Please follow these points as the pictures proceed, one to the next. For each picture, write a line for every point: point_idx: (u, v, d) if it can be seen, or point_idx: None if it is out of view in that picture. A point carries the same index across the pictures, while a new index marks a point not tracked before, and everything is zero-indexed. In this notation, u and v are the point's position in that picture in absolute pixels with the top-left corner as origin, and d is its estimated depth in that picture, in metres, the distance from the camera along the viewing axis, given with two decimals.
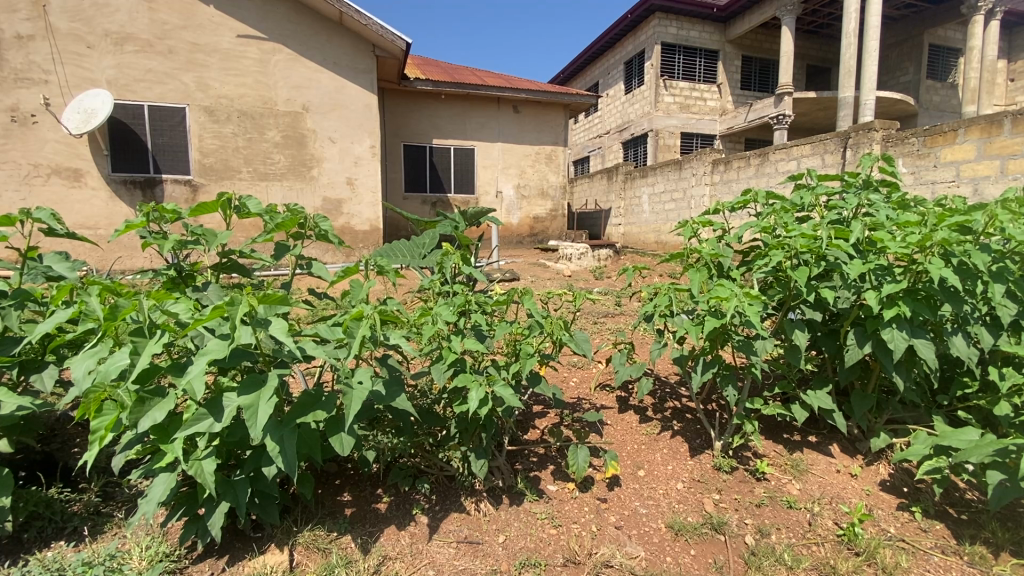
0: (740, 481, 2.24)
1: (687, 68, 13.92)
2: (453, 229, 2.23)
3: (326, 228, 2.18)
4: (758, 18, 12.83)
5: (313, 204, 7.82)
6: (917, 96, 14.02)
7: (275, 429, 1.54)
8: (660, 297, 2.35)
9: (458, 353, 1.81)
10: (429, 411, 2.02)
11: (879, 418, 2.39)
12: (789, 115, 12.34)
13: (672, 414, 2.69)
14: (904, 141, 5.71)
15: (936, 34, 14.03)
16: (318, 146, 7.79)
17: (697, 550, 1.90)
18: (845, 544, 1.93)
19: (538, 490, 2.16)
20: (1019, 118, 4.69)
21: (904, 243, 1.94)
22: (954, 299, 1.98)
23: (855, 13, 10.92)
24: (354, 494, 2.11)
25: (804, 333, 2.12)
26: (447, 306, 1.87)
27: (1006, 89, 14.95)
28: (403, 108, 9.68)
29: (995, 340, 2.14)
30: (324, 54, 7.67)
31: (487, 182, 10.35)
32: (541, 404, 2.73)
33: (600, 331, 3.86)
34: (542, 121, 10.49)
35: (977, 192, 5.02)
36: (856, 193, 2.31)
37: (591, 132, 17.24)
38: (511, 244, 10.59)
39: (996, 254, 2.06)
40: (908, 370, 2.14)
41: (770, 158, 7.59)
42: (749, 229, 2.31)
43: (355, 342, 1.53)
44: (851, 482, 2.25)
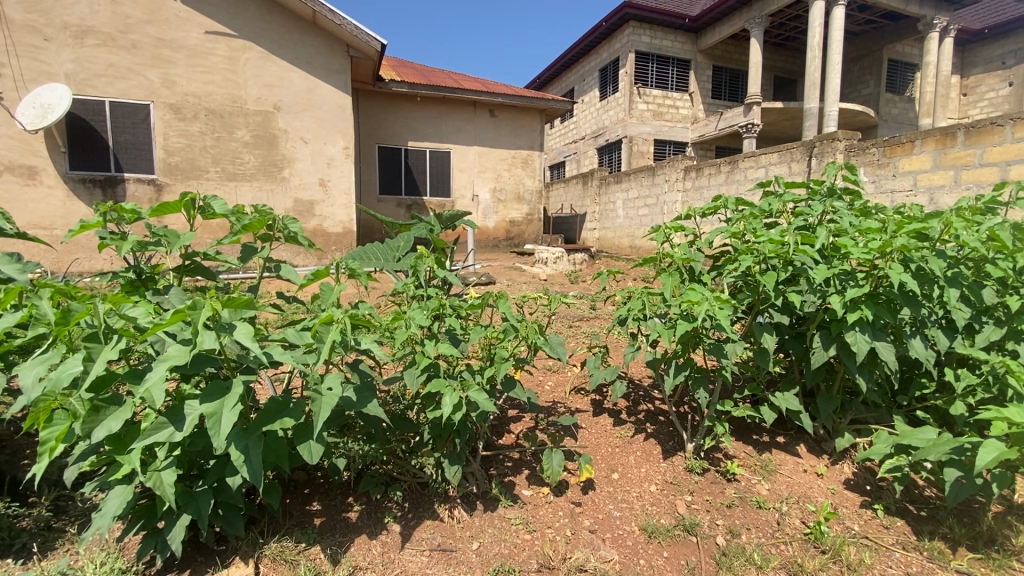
0: (711, 482, 2.27)
1: (660, 77, 14.18)
2: (428, 232, 2.21)
3: (295, 230, 2.12)
4: (729, 29, 13.23)
5: (283, 204, 7.65)
6: (877, 108, 14.63)
7: (240, 437, 1.49)
8: (633, 300, 2.38)
9: (431, 358, 1.76)
10: (402, 417, 1.98)
11: (843, 419, 2.45)
12: (757, 123, 12.69)
13: (645, 416, 2.72)
14: (865, 151, 5.93)
15: (894, 49, 14.69)
16: (290, 146, 7.62)
17: (669, 552, 1.92)
18: (811, 542, 1.97)
19: (513, 495, 2.14)
20: (971, 130, 4.91)
21: (866, 248, 2.01)
22: (912, 303, 2.06)
23: (820, 27, 11.33)
24: (323, 503, 2.06)
25: (772, 336, 2.18)
26: (420, 310, 1.84)
27: (959, 103, 15.75)
28: (378, 110, 9.58)
29: (950, 342, 2.24)
30: (296, 53, 7.53)
31: (463, 185, 10.31)
32: (516, 408, 2.72)
33: (575, 335, 3.88)
34: (518, 125, 10.53)
35: (933, 201, 5.24)
36: (821, 201, 2.37)
37: (567, 138, 17.39)
38: (487, 247, 10.57)
39: (951, 261, 2.15)
40: (871, 372, 2.22)
41: (739, 165, 7.76)
42: (719, 234, 2.35)
43: (324, 347, 1.49)
44: (817, 481, 2.31)
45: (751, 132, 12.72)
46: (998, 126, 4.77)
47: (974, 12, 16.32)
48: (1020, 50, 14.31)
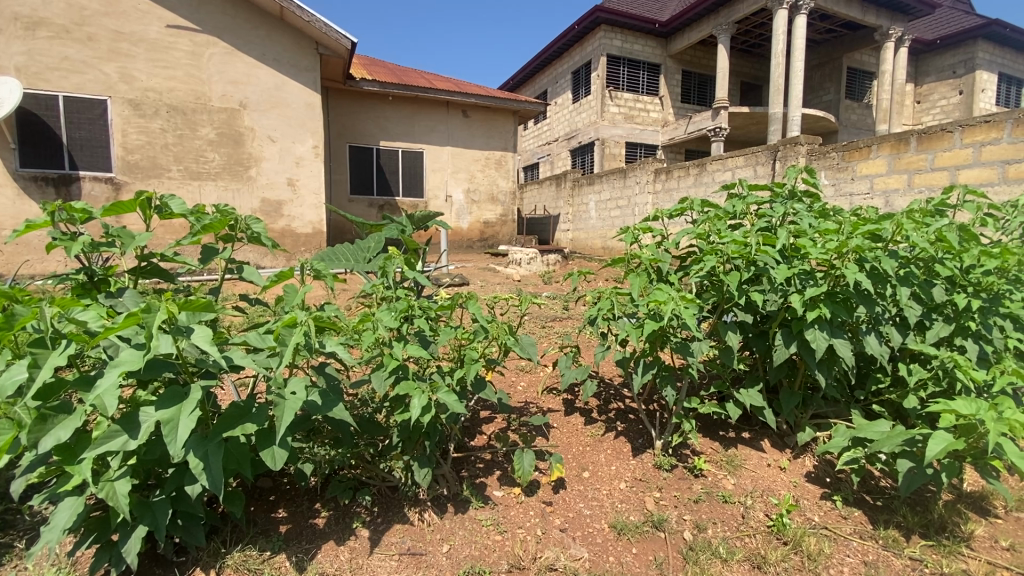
0: (679, 478, 2.31)
1: (631, 80, 14.41)
2: (399, 233, 2.20)
3: (259, 231, 2.06)
4: (698, 35, 13.54)
5: (250, 204, 7.44)
6: (838, 114, 15.19)
7: (199, 444, 1.44)
8: (603, 300, 2.42)
9: (399, 360, 1.74)
10: (370, 420, 1.95)
11: (805, 413, 2.53)
12: (725, 127, 13.03)
13: (616, 415, 2.75)
14: (825, 155, 6.14)
15: (853, 58, 15.29)
16: (257, 145, 7.43)
17: (638, 549, 1.94)
18: (774, 534, 2.03)
19: (484, 497, 2.14)
20: (923, 137, 5.14)
21: (823, 248, 2.09)
22: (867, 301, 2.14)
23: (783, 35, 11.70)
24: (289, 510, 2.01)
25: (735, 334, 2.24)
26: (388, 311, 1.81)
27: (913, 111, 16.48)
28: (349, 109, 9.43)
29: (903, 338, 2.35)
30: (262, 49, 7.36)
31: (436, 186, 10.24)
32: (488, 409, 2.72)
33: (548, 335, 3.90)
34: (491, 125, 10.52)
35: (888, 204, 5.47)
36: (782, 203, 2.44)
37: (540, 139, 17.48)
38: (461, 248, 10.51)
39: (903, 261, 2.25)
40: (830, 369, 2.30)
41: (707, 168, 7.93)
42: (685, 235, 2.40)
43: (288, 351, 1.46)
44: (780, 475, 2.37)
45: (719, 136, 13.05)
46: (947, 132, 4.99)
47: (927, 24, 17.13)
48: (969, 60, 15.09)
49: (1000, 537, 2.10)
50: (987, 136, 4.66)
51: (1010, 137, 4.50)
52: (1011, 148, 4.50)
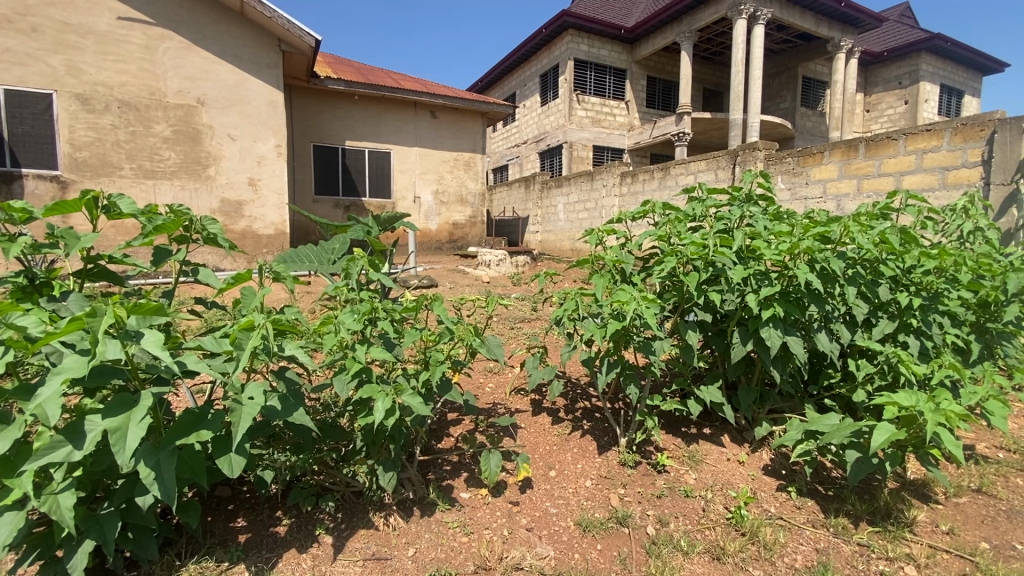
0: (643, 474, 2.37)
1: (598, 84, 14.64)
2: (365, 234, 2.20)
3: (215, 232, 1.99)
4: (662, 41, 13.87)
5: (209, 205, 7.19)
6: (794, 121, 15.82)
7: (150, 454, 1.39)
8: (568, 301, 2.45)
9: (362, 363, 1.71)
10: (333, 425, 1.92)
11: (762, 409, 2.62)
12: (688, 132, 13.37)
13: (582, 413, 2.79)
14: (782, 161, 6.39)
15: (807, 67, 15.95)
16: (216, 143, 7.18)
17: (603, 545, 1.98)
18: (733, 526, 2.10)
19: (451, 499, 2.13)
20: (870, 144, 5.41)
21: (777, 250, 2.18)
22: (818, 301, 2.24)
23: (743, 44, 12.11)
24: (249, 518, 1.96)
25: (695, 333, 2.31)
26: (351, 314, 1.78)
27: (863, 119, 17.32)
28: (313, 108, 9.24)
29: (852, 335, 2.46)
30: (222, 45, 7.14)
31: (404, 187, 10.14)
32: (455, 411, 2.71)
33: (516, 336, 3.92)
34: (459, 127, 10.49)
35: (839, 208, 5.74)
36: (740, 206, 2.53)
37: (509, 141, 17.53)
38: (430, 250, 10.41)
39: (850, 262, 2.37)
40: (784, 365, 2.40)
41: (671, 172, 8.13)
42: (647, 237, 2.47)
43: (244, 355, 1.42)
44: (739, 468, 2.46)
45: (683, 140, 13.39)
46: (892, 140, 5.27)
47: (875, 37, 18.06)
48: (913, 72, 15.97)
49: (940, 521, 2.23)
50: (929, 144, 4.92)
51: (949, 145, 4.77)
52: (950, 156, 4.77)
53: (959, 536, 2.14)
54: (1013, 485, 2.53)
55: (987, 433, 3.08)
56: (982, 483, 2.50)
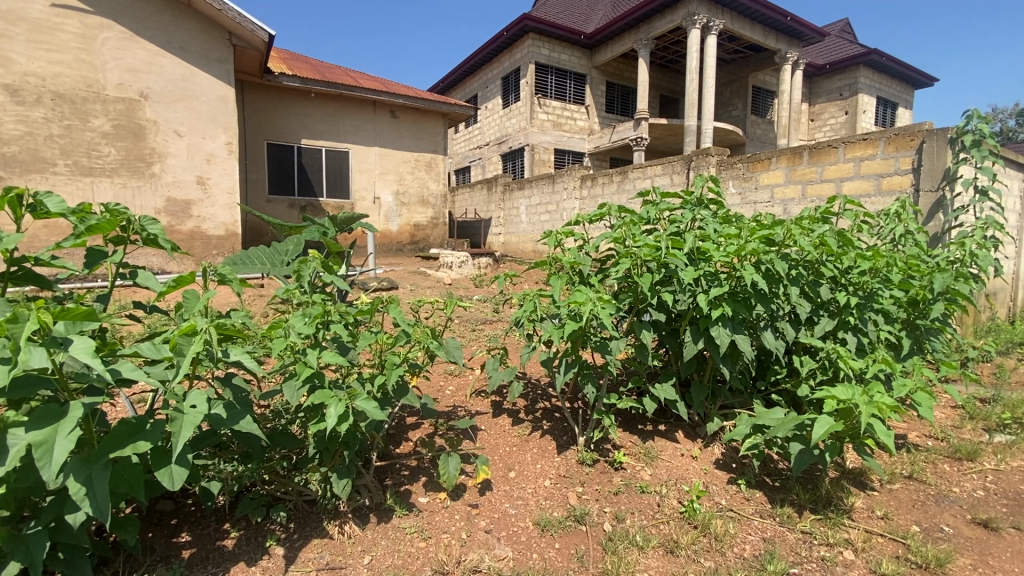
0: (600, 472, 2.41)
1: (559, 88, 14.83)
2: (320, 235, 2.17)
3: (156, 233, 1.89)
4: (620, 48, 14.19)
5: (153, 204, 6.83)
6: (745, 129, 16.49)
7: (81, 468, 1.30)
8: (527, 302, 2.46)
9: (314, 368, 1.66)
10: (284, 433, 1.86)
11: (714, 405, 2.71)
12: (646, 137, 13.72)
13: (542, 414, 2.81)
14: (733, 166, 6.65)
15: (757, 77, 16.68)
16: (160, 139, 6.83)
17: (561, 543, 2.00)
18: (686, 519, 2.17)
19: (408, 504, 2.10)
20: (814, 151, 5.69)
21: (725, 252, 2.26)
22: (764, 300, 2.35)
23: (696, 53, 12.56)
24: (194, 533, 1.87)
25: (649, 333, 2.37)
26: (302, 317, 1.73)
27: (809, 127, 18.24)
28: (267, 105, 8.95)
29: (796, 333, 2.58)
30: (167, 36, 6.81)
31: (363, 187, 9.94)
32: (415, 414, 2.68)
33: (477, 338, 3.91)
34: (420, 127, 10.36)
35: (785, 212, 6.02)
36: (691, 210, 2.62)
37: (471, 143, 17.50)
38: (390, 252, 10.24)
39: (794, 263, 2.48)
40: (734, 362, 2.49)
41: (629, 175, 8.32)
42: (604, 240, 2.53)
43: (185, 362, 1.35)
44: (692, 463, 2.53)
45: (640, 145, 13.72)
46: (833, 148, 5.56)
47: (818, 50, 19.07)
48: (853, 84, 16.97)
49: (876, 507, 2.36)
50: (865, 152, 5.23)
51: (883, 153, 5.09)
52: (884, 163, 5.08)
53: (893, 520, 2.28)
54: (940, 471, 2.71)
55: (918, 423, 3.29)
56: (913, 470, 2.67)
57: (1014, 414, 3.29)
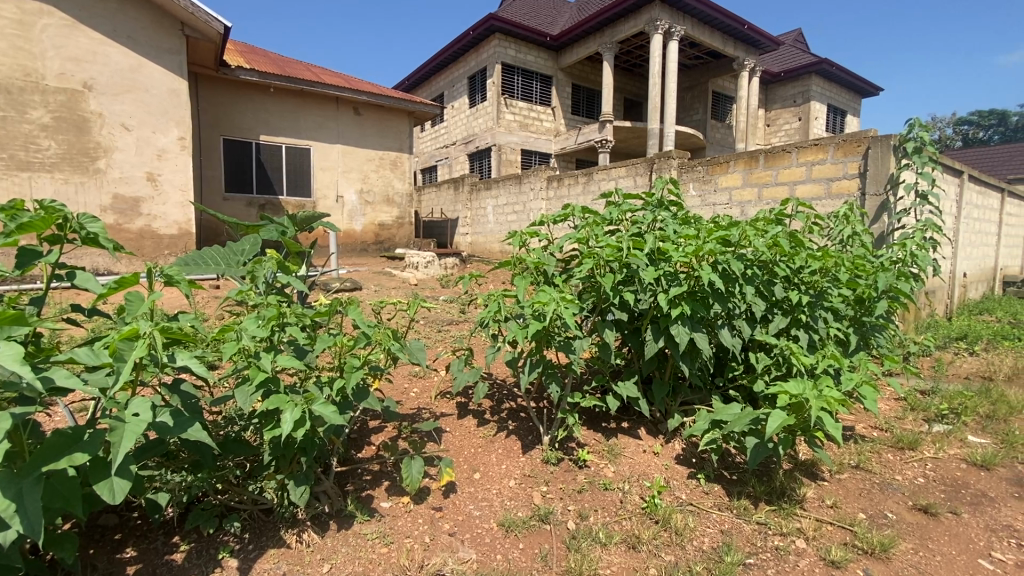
0: (564, 471, 2.42)
1: (525, 89, 14.88)
2: (279, 235, 2.11)
3: (96, 232, 1.78)
4: (585, 51, 14.37)
5: (98, 201, 6.47)
6: (706, 132, 16.98)
7: (11, 483, 1.22)
8: (491, 303, 2.45)
9: (268, 373, 1.60)
10: (237, 440, 1.79)
11: (675, 402, 2.78)
12: (610, 139, 13.93)
13: (508, 414, 2.80)
14: (693, 169, 6.83)
15: (716, 83, 17.22)
16: (106, 133, 6.47)
17: (525, 543, 2.00)
18: (648, 515, 2.21)
19: (370, 509, 2.06)
20: (769, 155, 5.90)
21: (684, 252, 2.32)
22: (721, 300, 2.42)
23: (659, 58, 12.85)
24: (140, 548, 1.78)
25: (612, 332, 2.41)
26: (255, 320, 1.67)
27: (765, 132, 18.94)
28: (223, 99, 8.62)
29: (752, 330, 2.67)
30: (113, 25, 6.46)
31: (325, 186, 9.70)
32: (377, 418, 2.63)
33: (442, 339, 3.87)
34: (384, 125, 10.19)
35: (743, 213, 6.21)
36: (652, 211, 2.67)
37: (437, 142, 17.35)
38: (354, 252, 10.02)
39: (749, 263, 2.56)
40: (693, 360, 2.55)
41: (594, 177, 8.41)
42: (568, 240, 2.56)
43: (126, 368, 1.28)
44: (654, 459, 2.58)
45: (605, 147, 13.92)
46: (786, 152, 5.77)
47: (773, 58, 19.83)
48: (805, 92, 17.75)
49: (826, 497, 2.47)
50: (816, 157, 5.47)
51: (833, 158, 5.33)
52: (834, 168, 5.33)
53: (841, 508, 2.39)
54: (884, 460, 2.86)
55: (865, 415, 3.46)
56: (860, 460, 2.80)
57: (951, 405, 3.50)
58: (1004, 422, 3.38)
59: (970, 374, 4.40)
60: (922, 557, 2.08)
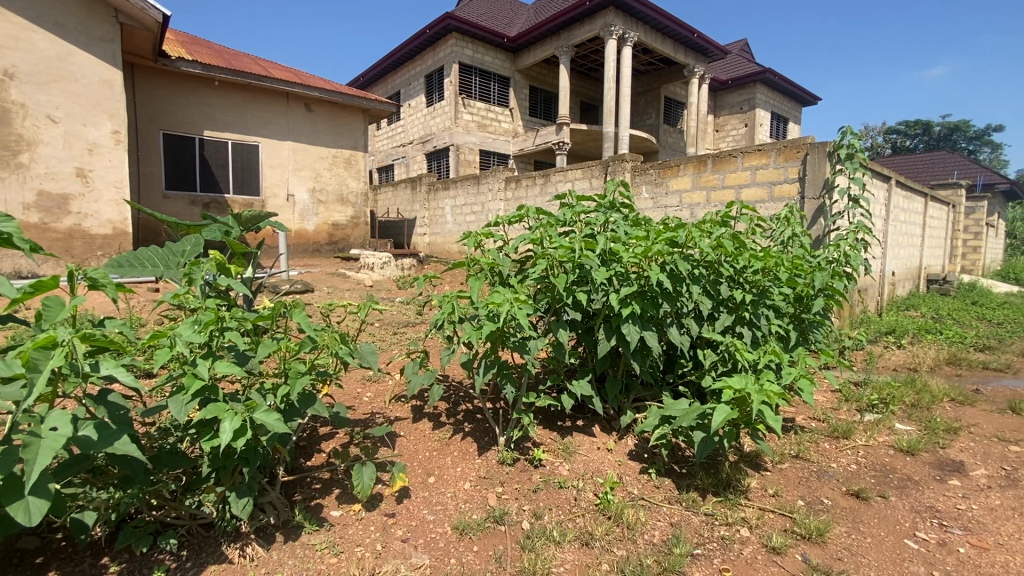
0: (520, 471, 2.43)
1: (483, 90, 14.86)
2: (223, 235, 2.01)
3: (11, 231, 1.64)
4: (542, 53, 14.48)
5: (21, 198, 5.99)
6: (659, 136, 17.49)
7: None
8: (445, 304, 2.42)
9: (204, 381, 1.53)
10: (172, 452, 1.70)
11: (627, 399, 2.84)
12: (567, 142, 14.11)
13: (464, 416, 2.78)
14: (645, 172, 7.00)
15: (668, 89, 17.77)
16: (30, 125, 6.00)
17: (479, 546, 1.99)
18: (601, 511, 2.25)
19: (319, 519, 2.00)
20: (717, 159, 6.14)
21: (633, 253, 2.38)
22: (669, 299, 2.49)
23: (613, 63, 13.12)
24: (64, 571, 1.65)
25: (565, 331, 2.44)
26: (190, 325, 1.59)
27: (715, 137, 19.70)
28: (162, 90, 8.15)
29: (699, 328, 2.76)
30: (37, 9, 6.00)
31: (275, 184, 9.35)
32: (328, 424, 2.56)
33: (397, 342, 3.80)
34: (338, 122, 9.93)
35: (692, 215, 6.41)
36: (604, 213, 2.73)
37: (394, 141, 17.06)
38: (306, 253, 9.71)
39: (695, 263, 2.66)
40: (644, 358, 2.62)
41: (552, 178, 8.49)
42: (522, 241, 2.57)
43: (41, 379, 1.19)
44: (608, 455, 2.63)
45: (563, 149, 14.09)
46: (732, 157, 6.03)
47: (722, 67, 20.67)
48: (751, 99, 18.59)
49: (769, 486, 2.59)
50: (760, 162, 5.74)
51: (775, 163, 5.62)
52: (776, 172, 5.62)
53: (782, 496, 2.51)
54: (821, 449, 3.03)
55: (804, 407, 3.65)
56: (799, 450, 2.96)
57: (881, 395, 3.75)
58: (927, 410, 3.66)
59: (898, 365, 4.73)
60: (854, 539, 2.22)
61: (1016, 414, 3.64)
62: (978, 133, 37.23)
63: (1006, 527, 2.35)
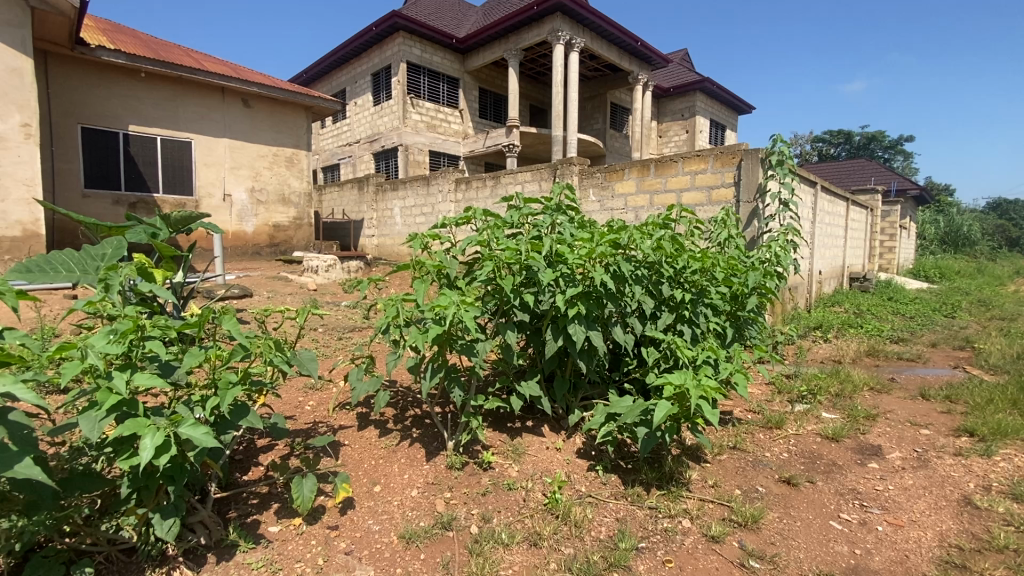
0: (468, 474, 2.41)
1: (431, 90, 14.70)
2: (149, 237, 1.89)
3: None
4: (491, 55, 14.50)
5: None
6: (606, 141, 17.94)
7: None
8: (389, 308, 2.36)
9: (123, 395, 1.42)
10: (86, 474, 1.56)
11: (575, 397, 2.88)
12: (517, 144, 14.20)
13: (412, 421, 2.73)
14: (592, 175, 7.14)
15: (614, 95, 18.26)
16: None
17: (426, 553, 1.96)
18: (549, 511, 2.27)
19: (255, 536, 1.91)
20: (659, 163, 6.35)
21: (578, 254, 2.42)
22: (613, 299, 2.56)
23: (561, 68, 13.34)
24: None
25: (513, 333, 2.44)
26: (105, 335, 1.47)
27: (658, 142, 20.42)
28: (78, 80, 7.52)
29: (642, 327, 2.84)
30: None
31: (210, 183, 8.85)
32: (266, 436, 2.44)
33: (341, 348, 3.66)
34: (278, 119, 9.52)
35: (636, 217, 6.58)
36: (550, 215, 2.76)
37: (339, 140, 16.56)
38: (245, 255, 9.24)
39: (637, 264, 2.73)
40: (590, 357, 2.66)
41: (502, 180, 8.51)
42: (469, 243, 2.56)
43: None
44: (556, 454, 2.66)
45: (512, 151, 14.16)
46: (673, 162, 6.27)
47: (665, 75, 21.48)
48: (691, 107, 19.43)
49: (708, 477, 2.70)
50: (699, 167, 6.01)
51: (712, 168, 5.90)
52: (713, 177, 5.90)
53: (721, 487, 2.62)
54: (756, 440, 3.19)
55: (741, 400, 3.84)
56: (736, 441, 3.10)
57: (809, 387, 4.00)
58: (849, 399, 3.94)
59: (824, 358, 5.07)
60: (786, 524, 2.35)
61: (925, 400, 3.99)
62: (892, 143, 40.61)
63: (918, 504, 2.57)
